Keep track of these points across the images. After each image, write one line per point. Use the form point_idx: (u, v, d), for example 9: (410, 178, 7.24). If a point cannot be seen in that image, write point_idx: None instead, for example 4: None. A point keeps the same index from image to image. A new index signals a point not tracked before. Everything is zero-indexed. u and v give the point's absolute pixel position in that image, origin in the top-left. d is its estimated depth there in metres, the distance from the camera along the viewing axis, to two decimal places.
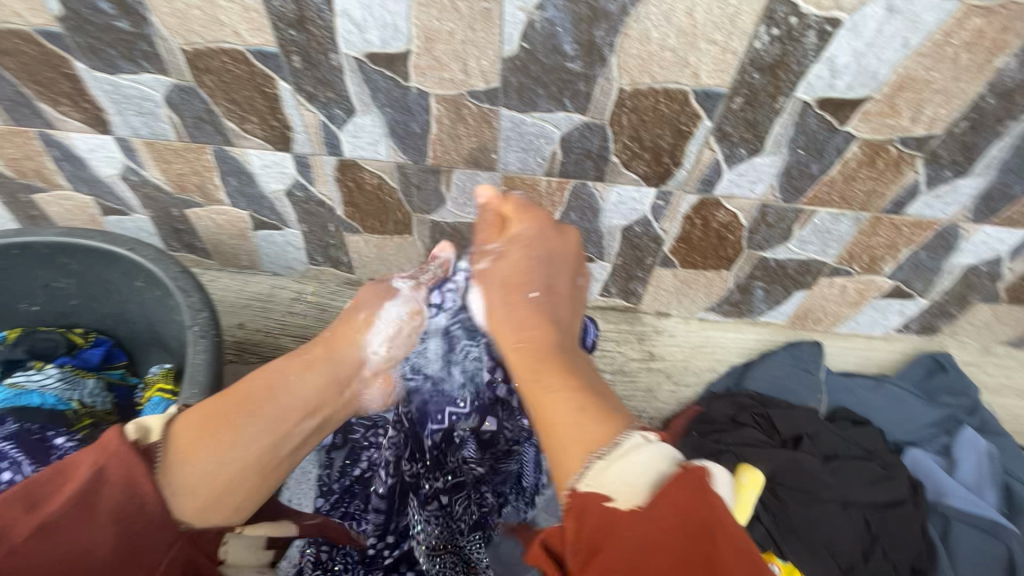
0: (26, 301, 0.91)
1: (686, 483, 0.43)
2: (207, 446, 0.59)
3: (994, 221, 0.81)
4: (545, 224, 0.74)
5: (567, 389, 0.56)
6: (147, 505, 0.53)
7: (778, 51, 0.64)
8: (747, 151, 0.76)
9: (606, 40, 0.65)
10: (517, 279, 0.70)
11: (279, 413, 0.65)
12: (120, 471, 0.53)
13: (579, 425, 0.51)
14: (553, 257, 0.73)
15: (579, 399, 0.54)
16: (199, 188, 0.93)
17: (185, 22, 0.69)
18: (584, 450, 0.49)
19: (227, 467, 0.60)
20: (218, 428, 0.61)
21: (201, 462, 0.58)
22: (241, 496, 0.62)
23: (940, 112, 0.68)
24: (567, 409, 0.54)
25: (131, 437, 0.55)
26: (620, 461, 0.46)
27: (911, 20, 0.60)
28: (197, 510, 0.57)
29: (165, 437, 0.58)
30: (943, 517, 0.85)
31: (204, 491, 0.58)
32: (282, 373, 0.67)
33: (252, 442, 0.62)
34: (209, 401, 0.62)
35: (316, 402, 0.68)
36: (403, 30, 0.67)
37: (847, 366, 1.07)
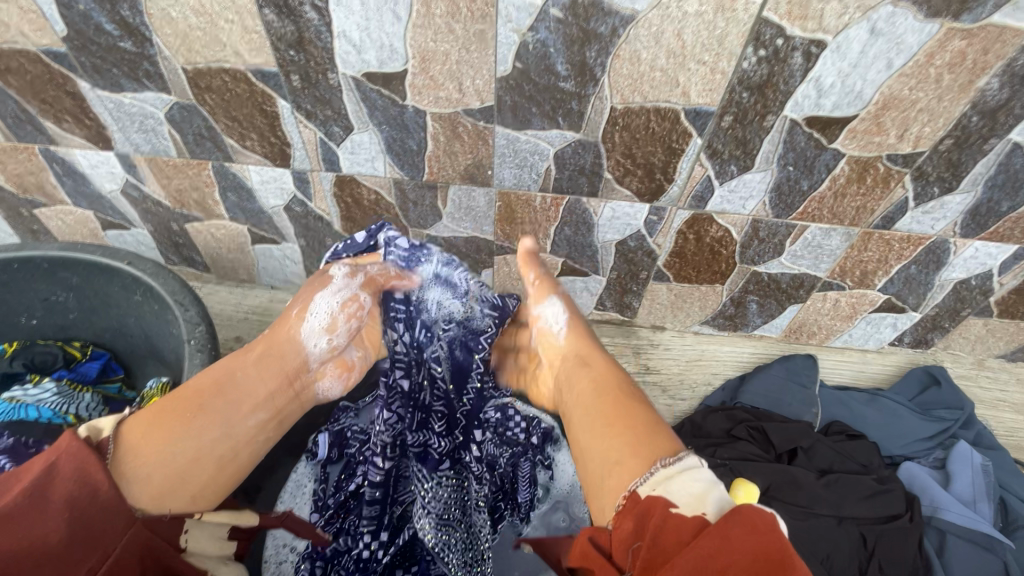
0: (25, 314, 0.91)
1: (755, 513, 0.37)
2: (165, 434, 0.50)
3: (983, 236, 0.82)
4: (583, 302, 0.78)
5: (636, 419, 0.52)
6: (99, 493, 0.44)
7: (765, 71, 0.65)
8: (738, 168, 0.77)
9: (598, 61, 0.67)
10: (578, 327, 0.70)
11: (230, 413, 0.55)
12: (75, 464, 0.44)
13: (631, 450, 0.48)
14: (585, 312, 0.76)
15: (634, 426, 0.51)
16: (199, 204, 0.95)
17: (187, 43, 0.70)
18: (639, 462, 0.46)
19: (189, 454, 0.51)
20: (168, 422, 0.51)
21: (149, 458, 0.49)
22: (195, 493, 0.51)
23: (925, 130, 0.69)
24: (632, 437, 0.50)
25: (81, 435, 0.47)
26: (675, 475, 0.43)
27: (894, 42, 0.61)
28: (156, 494, 0.48)
29: (117, 433, 0.49)
30: (938, 531, 0.85)
31: (160, 478, 0.49)
32: (229, 372, 0.57)
33: (196, 437, 0.52)
34: (165, 399, 0.53)
35: (272, 398, 0.59)
36: (399, 50, 0.69)
37: (843, 380, 1.08)
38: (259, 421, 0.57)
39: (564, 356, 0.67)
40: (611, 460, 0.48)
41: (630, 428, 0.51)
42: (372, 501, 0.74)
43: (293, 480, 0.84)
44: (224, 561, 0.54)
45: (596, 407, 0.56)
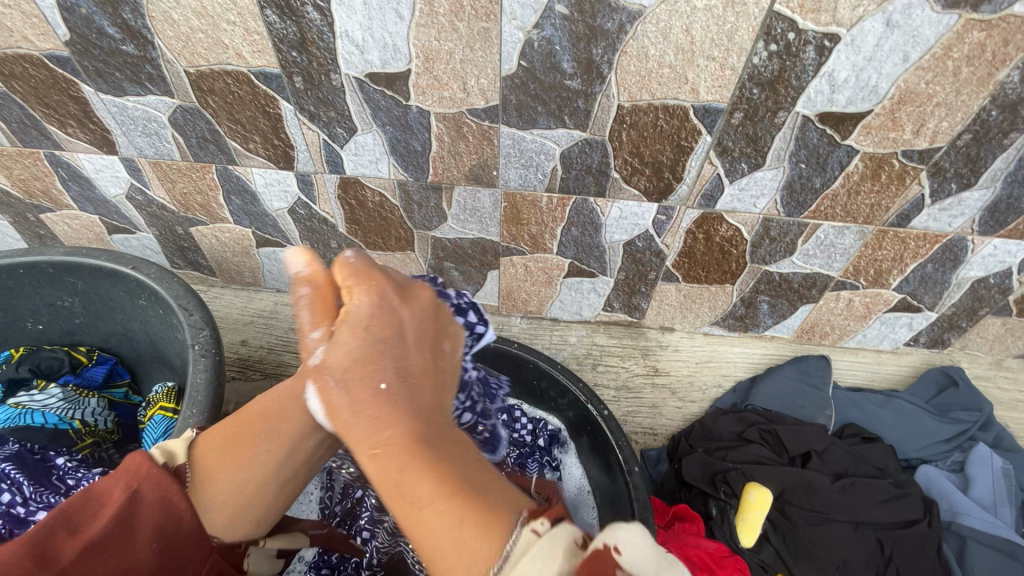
0: (31, 320, 0.91)
1: (591, 571, 0.30)
2: (231, 464, 0.53)
3: (1002, 234, 0.80)
4: (386, 278, 0.47)
5: (446, 498, 0.35)
6: (181, 520, 0.50)
7: (776, 66, 0.64)
8: (749, 166, 0.75)
9: (604, 57, 0.65)
10: (360, 363, 0.41)
11: (292, 434, 0.55)
12: (157, 493, 0.49)
13: (459, 544, 0.33)
14: (405, 331, 0.44)
15: (456, 508, 0.35)
16: (203, 207, 0.94)
17: (189, 45, 0.70)
18: (465, 556, 0.33)
19: (254, 482, 0.53)
20: (238, 449, 0.53)
21: (221, 485, 0.52)
22: (258, 517, 0.55)
23: (942, 126, 0.68)
24: (448, 532, 0.34)
25: (161, 461, 0.51)
26: (513, 568, 0.31)
27: (910, 35, 0.59)
28: (229, 517, 0.53)
29: (190, 459, 0.53)
30: (958, 536, 0.83)
31: (230, 503, 0.53)
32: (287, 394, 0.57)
33: (261, 462, 0.53)
34: (231, 419, 0.57)
35: (329, 417, 0.56)
36: (402, 50, 0.68)
37: (857, 382, 1.05)
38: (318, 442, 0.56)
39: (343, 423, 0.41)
40: (444, 555, 0.34)
41: (423, 510, 0.35)
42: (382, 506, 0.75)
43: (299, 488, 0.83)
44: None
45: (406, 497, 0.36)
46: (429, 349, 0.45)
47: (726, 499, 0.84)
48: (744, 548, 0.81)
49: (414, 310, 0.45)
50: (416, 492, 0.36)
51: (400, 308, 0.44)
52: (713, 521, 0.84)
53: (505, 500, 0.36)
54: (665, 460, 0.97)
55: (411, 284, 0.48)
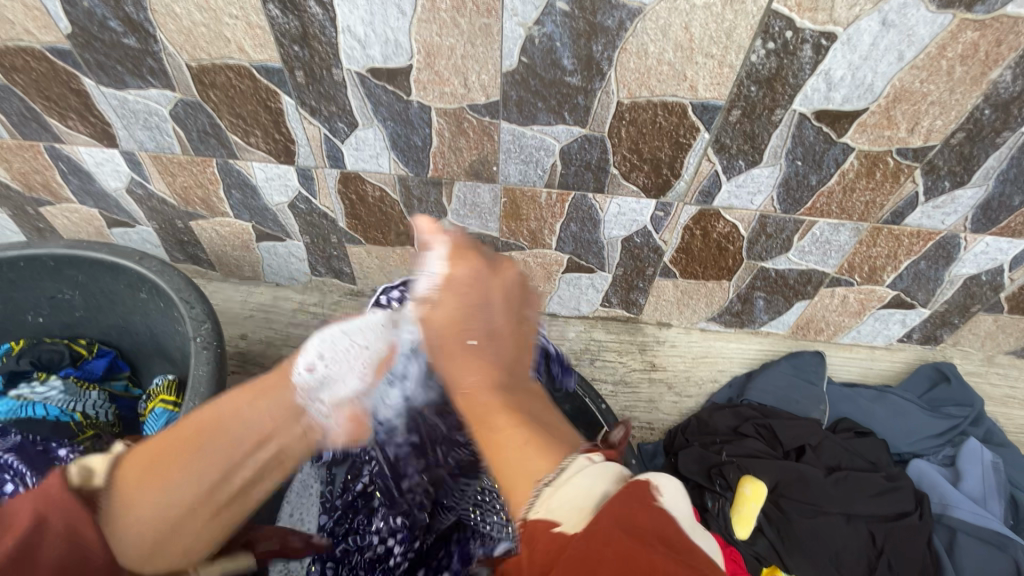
0: (31, 312, 0.91)
1: (633, 493, 0.34)
2: (162, 483, 0.44)
3: (994, 232, 0.82)
4: (479, 254, 0.57)
5: (517, 423, 0.43)
6: (88, 553, 0.41)
7: (774, 64, 0.64)
8: (746, 163, 0.76)
9: (605, 54, 0.66)
10: (455, 321, 0.51)
11: (231, 447, 0.47)
12: (65, 520, 0.40)
13: (523, 459, 0.40)
14: (490, 296, 0.53)
15: (526, 433, 0.42)
16: (204, 201, 0.94)
17: (191, 39, 0.70)
18: (534, 468, 0.39)
19: (179, 508, 0.44)
20: (169, 467, 0.45)
21: (142, 514, 0.43)
22: (187, 548, 0.46)
23: (936, 124, 0.69)
24: (515, 448, 0.41)
25: (70, 484, 0.42)
26: (567, 480, 0.37)
27: (905, 34, 0.60)
28: (146, 552, 0.43)
29: (111, 479, 0.44)
30: (948, 528, 0.85)
31: (152, 535, 0.43)
32: (231, 404, 0.49)
33: (193, 481, 0.45)
34: (167, 433, 0.47)
35: (276, 434, 0.49)
36: (404, 45, 0.68)
37: (851, 377, 1.07)
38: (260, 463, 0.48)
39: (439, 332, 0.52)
40: (518, 467, 0.39)
41: (498, 436, 0.43)
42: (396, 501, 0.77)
43: (298, 482, 0.83)
44: None
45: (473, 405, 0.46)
46: (512, 314, 0.53)
47: (722, 492, 0.85)
48: (739, 540, 0.82)
49: (501, 280, 0.54)
50: (509, 414, 0.44)
51: (491, 280, 0.54)
52: (710, 513, 0.86)
53: (566, 439, 0.44)
54: (661, 454, 0.98)
55: (500, 262, 0.57)
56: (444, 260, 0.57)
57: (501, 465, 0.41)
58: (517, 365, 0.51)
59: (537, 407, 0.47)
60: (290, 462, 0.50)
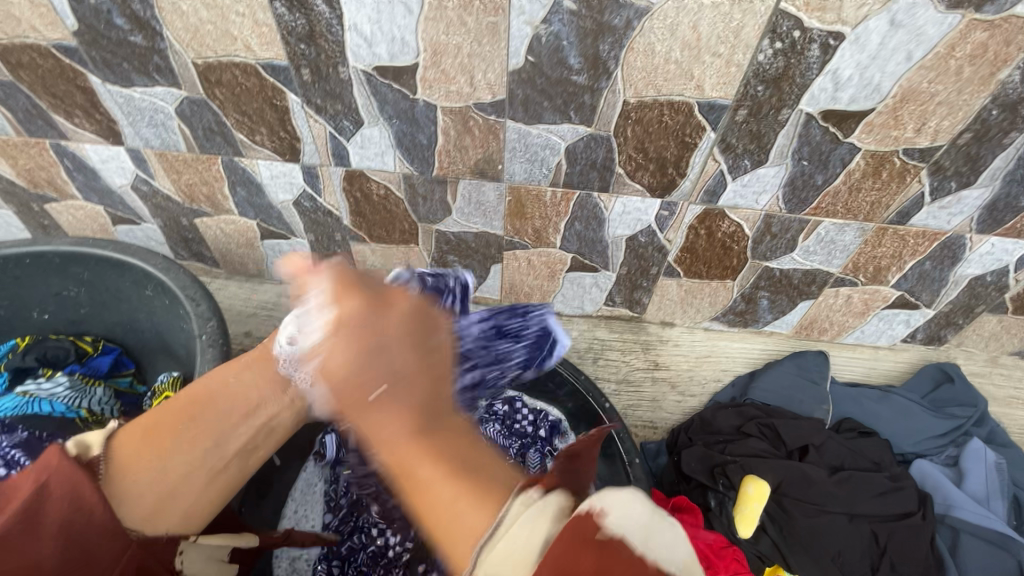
0: (37, 309, 0.92)
1: (575, 529, 0.34)
2: (157, 451, 0.54)
3: (1000, 232, 0.82)
4: (364, 287, 0.54)
5: (443, 474, 0.40)
6: (93, 513, 0.48)
7: (781, 64, 0.64)
8: (752, 162, 0.76)
9: (611, 53, 0.66)
10: (352, 379, 0.46)
11: (221, 419, 0.58)
12: (67, 483, 0.47)
13: (456, 516, 0.38)
14: (389, 337, 0.48)
15: (455, 487, 0.39)
16: (209, 198, 0.94)
17: (197, 37, 0.70)
18: (471, 523, 0.37)
19: (174, 474, 0.54)
20: (162, 438, 0.55)
21: (141, 476, 0.52)
22: (185, 512, 0.55)
23: (943, 124, 0.68)
24: (444, 505, 0.39)
25: (71, 453, 0.49)
26: (504, 535, 0.36)
27: (914, 34, 0.60)
28: (149, 513, 0.52)
29: (107, 452, 0.52)
30: (951, 528, 0.85)
31: (151, 497, 0.52)
32: (218, 378, 0.61)
33: (185, 451, 0.55)
34: (153, 411, 0.57)
35: (263, 406, 0.61)
36: (411, 43, 0.68)
37: (854, 377, 1.07)
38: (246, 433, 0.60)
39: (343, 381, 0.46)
40: (448, 517, 0.38)
41: (426, 492, 0.40)
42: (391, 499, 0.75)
43: (301, 480, 0.83)
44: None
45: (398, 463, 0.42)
46: (417, 350, 0.48)
47: (724, 491, 0.85)
48: (742, 540, 0.82)
49: (398, 314, 0.50)
50: (432, 466, 0.41)
51: (380, 316, 0.50)
52: (712, 512, 0.86)
53: (502, 476, 0.41)
54: (664, 453, 0.98)
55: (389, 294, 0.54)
56: (326, 305, 0.53)
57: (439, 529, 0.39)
58: (434, 400, 0.45)
59: (470, 448, 0.44)
60: (280, 433, 0.63)
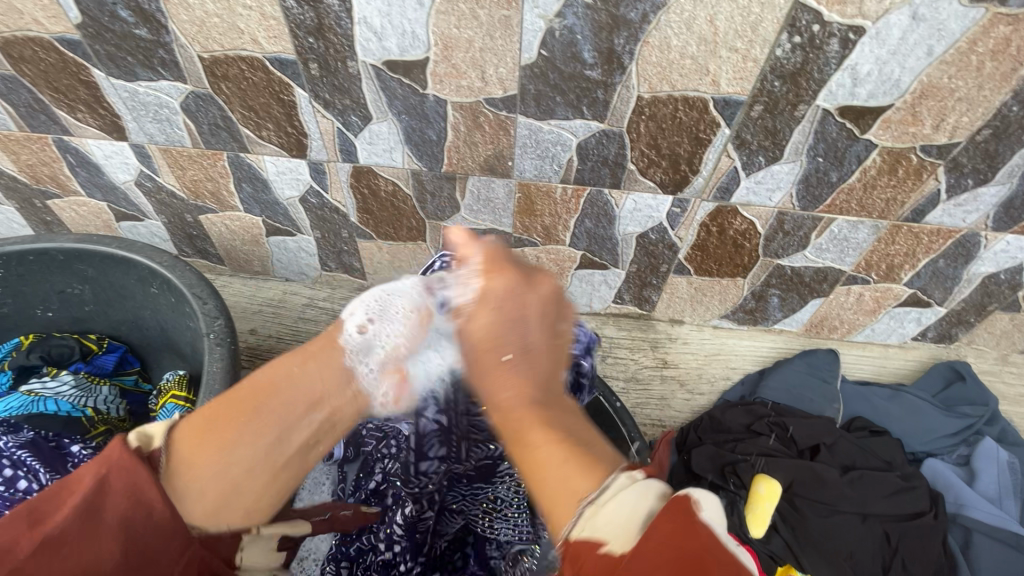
0: (40, 307, 0.91)
1: (675, 506, 0.35)
2: (219, 443, 0.49)
3: (1016, 230, 0.81)
4: (514, 266, 0.56)
5: (555, 439, 0.44)
6: (154, 510, 0.45)
7: (799, 58, 0.63)
8: (766, 159, 0.75)
9: (626, 48, 0.65)
10: (490, 337, 0.52)
11: (285, 414, 0.52)
12: (125, 480, 0.44)
13: (563, 476, 0.40)
14: (528, 313, 0.53)
15: (562, 450, 0.42)
16: (213, 195, 0.93)
17: (204, 30, 0.69)
18: (575, 479, 0.40)
19: (240, 466, 0.49)
20: (215, 437, 0.49)
21: (204, 474, 0.48)
22: (246, 512, 0.51)
23: (962, 120, 0.67)
24: (554, 468, 0.41)
25: (132, 445, 0.46)
26: (607, 501, 0.37)
27: (936, 28, 0.59)
28: (209, 510, 0.48)
29: (168, 440, 0.48)
30: (963, 528, 0.85)
31: (211, 497, 0.48)
32: (283, 367, 0.54)
33: (250, 445, 0.50)
34: (216, 402, 0.52)
35: (328, 397, 0.54)
36: (421, 37, 0.67)
37: (864, 375, 1.06)
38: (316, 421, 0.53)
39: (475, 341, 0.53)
40: (562, 483, 0.40)
41: (536, 451, 0.43)
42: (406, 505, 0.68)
43: (311, 478, 0.85)
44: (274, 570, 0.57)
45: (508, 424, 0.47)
46: (549, 329, 0.54)
47: (735, 491, 0.85)
48: (754, 540, 0.82)
49: (539, 295, 0.55)
50: (539, 431, 0.45)
51: (526, 294, 0.54)
52: None
53: (605, 454, 0.43)
54: (673, 452, 0.98)
55: (535, 273, 0.57)
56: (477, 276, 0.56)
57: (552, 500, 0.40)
58: (556, 376, 0.52)
59: (573, 424, 0.47)
60: (343, 429, 0.56)
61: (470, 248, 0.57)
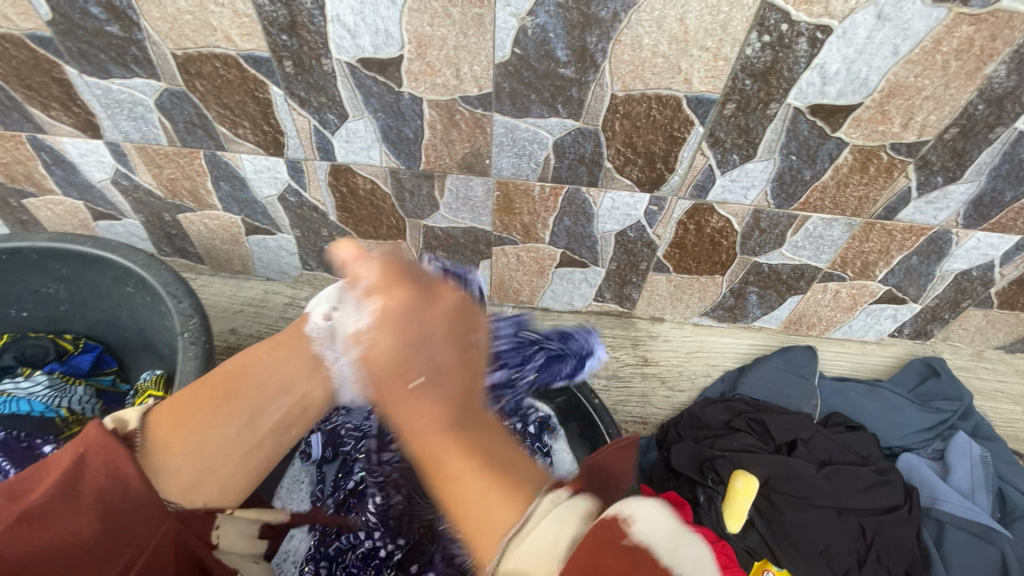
0: (15, 307, 0.90)
1: (602, 532, 0.32)
2: (188, 425, 0.52)
3: (986, 227, 0.82)
4: (412, 281, 0.60)
5: (473, 467, 0.41)
6: (130, 488, 0.46)
7: (769, 57, 0.64)
8: (740, 157, 0.76)
9: (598, 46, 0.65)
10: (401, 361, 0.52)
11: (254, 397, 0.57)
12: (102, 458, 0.45)
13: (484, 505, 0.38)
14: (430, 332, 0.54)
15: (484, 478, 0.40)
16: (191, 193, 0.93)
17: (176, 27, 0.68)
18: (501, 508, 0.37)
19: (217, 443, 0.53)
20: (193, 414, 0.53)
21: (178, 450, 0.51)
22: (221, 489, 0.53)
23: (930, 119, 0.68)
24: (471, 496, 0.39)
25: (108, 426, 0.48)
26: (530, 531, 0.35)
27: (901, 27, 0.60)
28: (186, 486, 0.50)
29: (143, 426, 0.50)
30: (937, 522, 0.86)
31: (188, 472, 0.51)
32: (255, 355, 0.60)
33: (222, 427, 0.54)
34: (193, 387, 0.56)
35: (296, 385, 0.59)
36: (395, 35, 0.67)
37: (843, 371, 1.07)
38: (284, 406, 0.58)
39: (383, 362, 0.53)
40: (478, 512, 0.38)
41: (459, 483, 0.41)
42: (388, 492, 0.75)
43: (289, 475, 0.83)
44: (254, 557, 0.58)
45: (425, 457, 0.44)
46: (455, 345, 0.54)
47: (713, 487, 0.85)
48: (730, 535, 0.83)
49: (441, 306, 0.57)
50: (458, 460, 0.42)
51: (427, 311, 0.56)
52: (701, 507, 0.86)
53: (528, 476, 0.41)
54: (653, 449, 0.98)
55: (434, 287, 0.60)
56: (371, 296, 0.59)
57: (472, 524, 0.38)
58: (472, 394, 0.51)
59: (493, 442, 0.45)
60: (311, 414, 0.61)
61: (355, 258, 0.63)
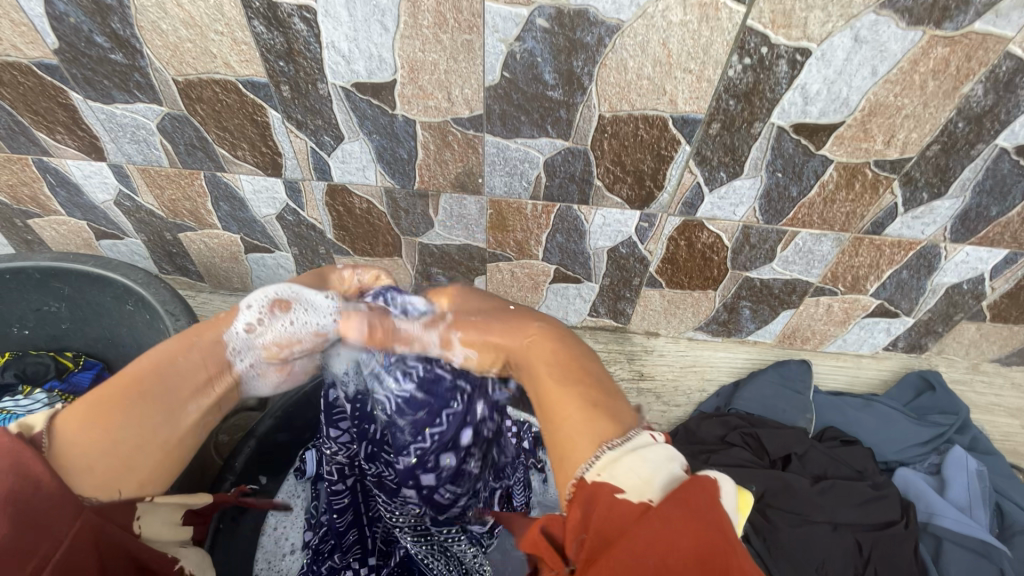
0: (16, 325, 0.92)
1: (696, 487, 0.36)
2: (103, 426, 0.45)
3: (974, 241, 0.83)
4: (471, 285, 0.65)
5: (579, 400, 0.46)
6: (40, 486, 0.44)
7: (751, 79, 0.66)
8: (727, 174, 0.77)
9: (585, 69, 0.67)
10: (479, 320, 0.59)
11: (171, 397, 0.47)
12: (10, 458, 0.43)
13: (579, 438, 0.43)
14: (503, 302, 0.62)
15: (582, 410, 0.45)
16: (192, 213, 0.95)
17: (177, 54, 0.71)
18: (588, 443, 0.42)
19: (129, 444, 0.45)
20: (109, 413, 0.45)
21: (83, 449, 0.45)
22: (143, 484, 0.48)
23: (912, 136, 0.70)
24: (577, 430, 0.43)
25: (11, 431, 0.45)
26: (611, 465, 0.39)
27: (878, 49, 0.62)
28: (100, 483, 0.46)
29: (51, 424, 0.46)
30: (934, 536, 0.85)
31: (102, 472, 0.45)
32: (166, 352, 0.49)
33: (138, 425, 0.45)
34: (108, 383, 0.47)
35: (211, 385, 0.50)
36: (388, 61, 0.69)
37: (838, 386, 1.07)
38: (201, 408, 0.49)
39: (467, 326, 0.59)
40: (567, 444, 0.43)
41: (566, 424, 0.44)
42: (338, 493, 0.69)
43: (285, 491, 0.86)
44: (184, 545, 0.55)
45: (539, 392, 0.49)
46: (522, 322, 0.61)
47: None
48: None
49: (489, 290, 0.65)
50: (573, 397, 0.46)
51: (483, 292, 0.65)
52: None
53: (619, 413, 0.45)
54: None
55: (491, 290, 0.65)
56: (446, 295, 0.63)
57: (553, 414, 0.46)
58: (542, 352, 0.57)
59: (585, 375, 0.49)
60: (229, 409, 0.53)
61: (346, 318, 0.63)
